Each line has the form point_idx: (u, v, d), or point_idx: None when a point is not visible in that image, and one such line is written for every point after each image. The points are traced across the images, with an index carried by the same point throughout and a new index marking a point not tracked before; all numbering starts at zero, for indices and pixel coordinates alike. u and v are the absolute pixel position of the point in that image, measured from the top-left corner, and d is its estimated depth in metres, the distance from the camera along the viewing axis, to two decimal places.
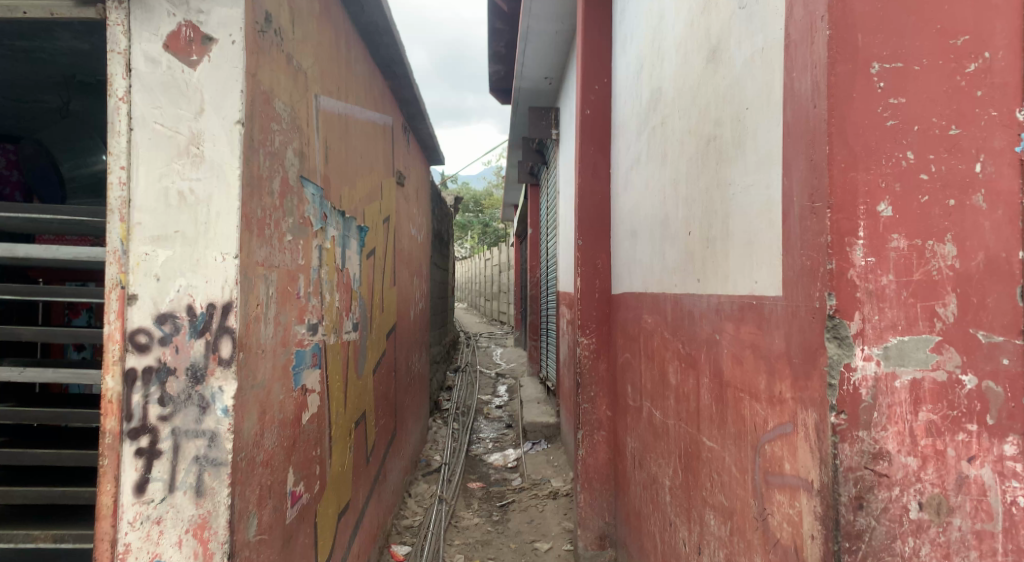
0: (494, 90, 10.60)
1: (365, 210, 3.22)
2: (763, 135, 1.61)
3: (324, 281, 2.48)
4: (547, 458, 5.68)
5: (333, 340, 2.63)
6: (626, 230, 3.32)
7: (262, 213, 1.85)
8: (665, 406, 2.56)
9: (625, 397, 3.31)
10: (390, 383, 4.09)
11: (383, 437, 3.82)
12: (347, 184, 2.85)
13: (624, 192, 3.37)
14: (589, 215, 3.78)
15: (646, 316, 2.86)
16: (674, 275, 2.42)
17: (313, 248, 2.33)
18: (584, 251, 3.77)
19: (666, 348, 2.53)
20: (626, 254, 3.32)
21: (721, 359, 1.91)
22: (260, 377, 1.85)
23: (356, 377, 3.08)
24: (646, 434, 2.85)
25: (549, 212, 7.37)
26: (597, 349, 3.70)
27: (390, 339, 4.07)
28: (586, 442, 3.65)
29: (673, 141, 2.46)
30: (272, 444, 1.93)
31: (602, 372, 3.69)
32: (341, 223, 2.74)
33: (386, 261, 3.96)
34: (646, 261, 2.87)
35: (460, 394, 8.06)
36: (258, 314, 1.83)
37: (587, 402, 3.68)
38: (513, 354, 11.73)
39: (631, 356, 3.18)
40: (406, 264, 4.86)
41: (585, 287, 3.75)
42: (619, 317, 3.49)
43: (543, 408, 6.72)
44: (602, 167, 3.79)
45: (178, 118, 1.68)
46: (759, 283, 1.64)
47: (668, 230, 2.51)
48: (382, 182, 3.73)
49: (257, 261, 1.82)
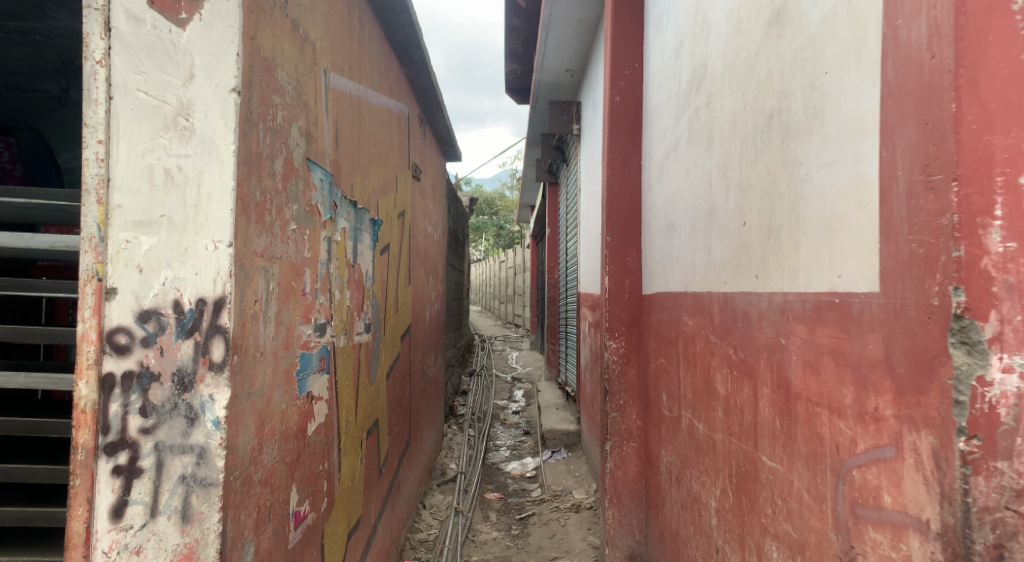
0: (511, 90, 10.41)
1: (378, 202, 3.02)
2: (850, 101, 1.36)
3: (333, 277, 2.27)
4: (568, 468, 5.43)
5: (343, 342, 2.41)
6: (661, 224, 3.08)
7: (261, 197, 1.64)
8: (709, 418, 2.29)
9: (659, 406, 3.05)
10: (404, 388, 3.86)
11: (397, 445, 3.61)
12: (360, 172, 2.65)
13: (657, 184, 3.13)
14: (619, 209, 3.53)
15: (686, 317, 2.61)
16: (723, 270, 2.17)
17: (321, 241, 2.12)
18: (611, 249, 3.52)
19: (712, 353, 2.27)
20: (661, 250, 3.07)
21: (787, 366, 1.65)
22: (258, 384, 1.63)
23: (369, 383, 2.86)
24: (686, 449, 2.59)
25: (569, 211, 7.14)
26: (625, 354, 3.45)
27: (404, 340, 3.86)
28: (615, 455, 3.39)
29: (721, 122, 2.22)
30: (272, 460, 1.70)
31: (632, 379, 3.44)
32: (353, 214, 2.53)
33: (401, 258, 3.76)
34: (686, 257, 2.62)
35: (476, 399, 7.83)
36: (256, 312, 1.61)
37: (615, 411, 3.43)
38: (529, 357, 11.48)
39: (667, 362, 2.93)
40: (421, 262, 4.65)
41: (614, 287, 3.50)
42: (652, 320, 3.23)
43: (562, 415, 6.47)
44: (632, 158, 3.54)
45: (164, 85, 1.48)
46: (845, 277, 1.39)
47: (715, 221, 2.26)
48: (398, 174, 3.53)
49: (256, 251, 1.61)
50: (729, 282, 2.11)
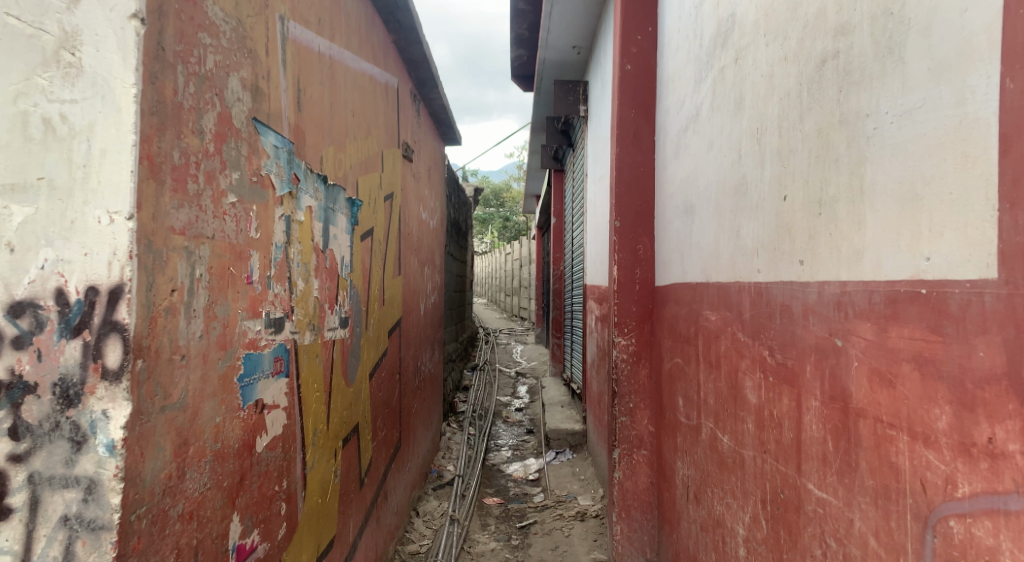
0: (517, 77, 10.03)
1: (357, 181, 2.68)
2: (948, 22, 1.02)
3: (294, 262, 1.94)
4: (573, 471, 5.12)
5: (309, 339, 2.08)
6: (677, 206, 2.73)
7: (181, 159, 1.31)
8: (737, 431, 1.95)
9: (674, 411, 2.72)
10: (392, 386, 3.55)
11: (383, 450, 3.28)
12: (332, 144, 2.31)
13: (674, 160, 2.77)
14: (629, 191, 3.18)
15: (708, 311, 2.26)
16: (755, 256, 1.82)
17: (275, 219, 1.79)
18: (619, 235, 3.17)
19: (741, 354, 1.92)
20: (677, 236, 2.72)
21: (844, 375, 1.30)
22: (177, 394, 1.30)
23: (346, 384, 2.54)
24: (706, 463, 2.25)
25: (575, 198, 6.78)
26: (635, 351, 3.11)
27: (393, 335, 3.54)
28: (624, 463, 3.06)
29: (754, 79, 1.86)
30: (200, 488, 1.37)
31: (643, 380, 3.10)
32: (322, 191, 2.19)
33: (390, 245, 3.43)
34: (709, 241, 2.26)
35: (478, 395, 7.52)
36: (172, 305, 1.28)
37: (624, 415, 3.09)
38: (534, 352, 11.15)
39: (684, 364, 2.59)
40: (414, 250, 4.31)
41: (623, 277, 3.15)
42: (666, 313, 2.89)
43: (567, 413, 6.15)
44: (644, 134, 3.19)
45: (42, 8, 1.14)
46: (934, 260, 1.04)
47: (745, 198, 1.91)
48: (383, 151, 3.19)
49: (171, 228, 1.28)
50: (763, 270, 1.77)
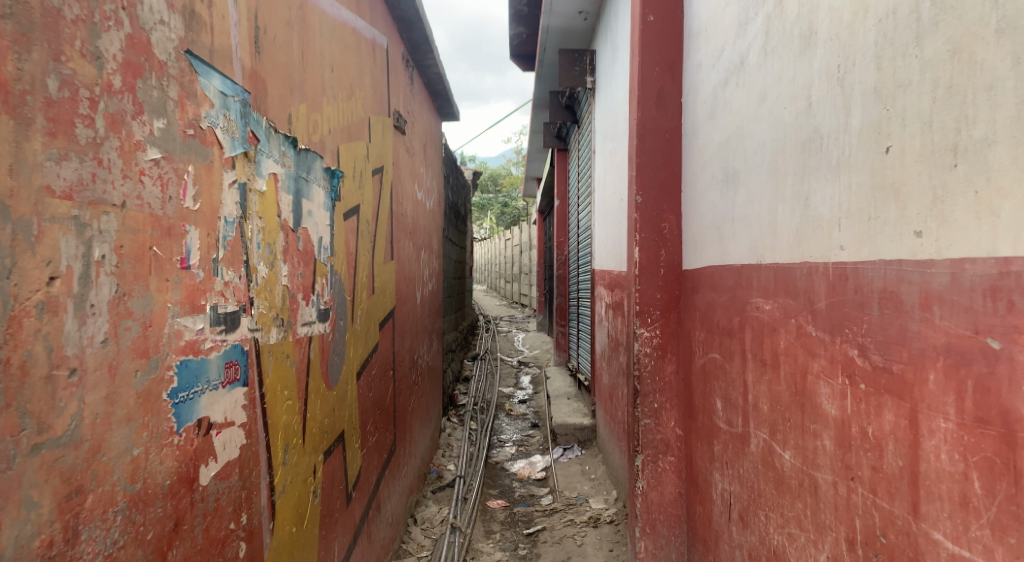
0: (516, 56, 9.57)
1: (339, 148, 2.29)
2: None
3: (253, 241, 1.55)
4: (583, 470, 4.78)
5: (276, 336, 1.70)
6: (714, 175, 2.33)
7: (70, 94, 0.93)
8: (806, 447, 1.58)
9: (710, 414, 2.35)
10: (385, 385, 3.18)
11: (376, 457, 2.92)
12: (304, 100, 1.91)
13: (711, 122, 2.37)
14: (652, 162, 2.78)
15: (760, 298, 1.88)
16: (836, 230, 1.44)
17: (227, 187, 1.40)
18: (641, 212, 2.77)
19: (815, 354, 1.55)
20: (715, 211, 2.33)
21: (1010, 392, 0.95)
22: (70, 426, 0.92)
23: (327, 388, 2.16)
24: (757, 480, 1.90)
25: (580, 178, 6.39)
26: (659, 344, 2.74)
27: (386, 328, 3.16)
28: (648, 471, 2.71)
29: (833, 4, 1.46)
30: (107, 553, 0.99)
31: (668, 377, 2.73)
32: (292, 155, 1.80)
33: (380, 227, 3.03)
34: (762, 214, 1.88)
35: (479, 387, 7.17)
36: (56, 302, 0.90)
37: (647, 417, 2.73)
38: (536, 340, 10.79)
39: (723, 361, 2.21)
40: (409, 234, 3.92)
41: (646, 259, 2.76)
42: (698, 301, 2.51)
43: (574, 406, 5.81)
44: (669, 95, 2.78)
45: None
46: None
47: (819, 156, 1.53)
48: (371, 118, 2.78)
49: (48, 188, 0.89)
50: (849, 247, 1.39)
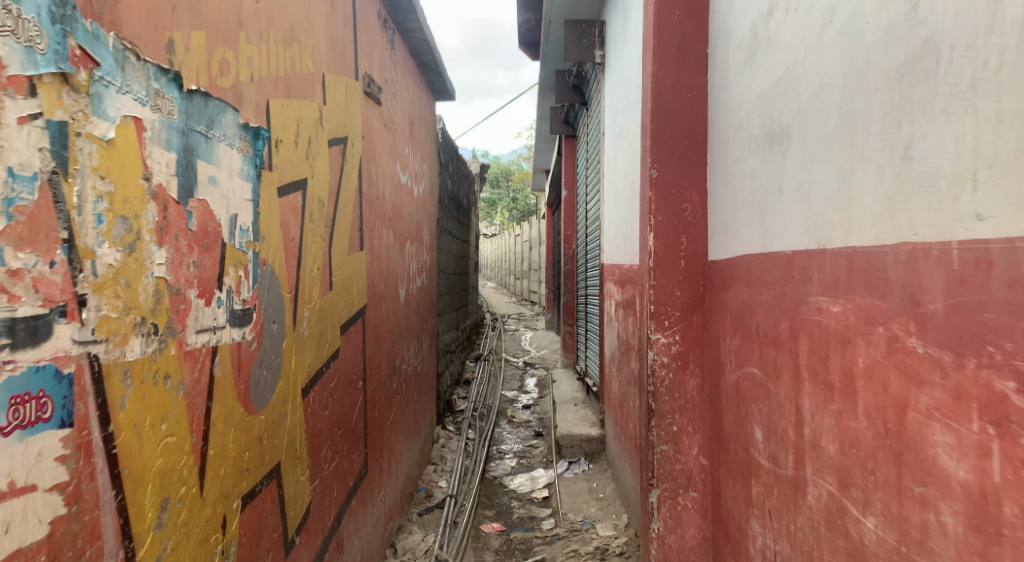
0: (523, 45, 9.07)
1: (268, 103, 1.79)
2: None
3: (85, 213, 1.06)
4: (589, 489, 4.27)
5: (138, 348, 1.21)
6: (752, 137, 1.80)
7: None
8: (905, 519, 1.05)
9: (746, 447, 1.83)
10: (351, 398, 2.69)
11: (336, 486, 2.44)
12: (197, 26, 1.41)
13: (749, 69, 1.83)
14: (671, 127, 2.25)
15: (823, 296, 1.35)
16: (968, 187, 0.92)
17: (12, 126, 0.92)
18: (658, 189, 2.25)
19: (919, 380, 1.02)
20: (753, 182, 1.80)
21: None
22: None
23: (245, 413, 1.67)
24: (816, 547, 1.37)
25: (589, 164, 5.87)
26: (679, 353, 2.22)
27: (351, 330, 2.68)
28: (665, 511, 2.20)
29: None
30: None
31: (690, 394, 2.22)
32: (172, 98, 1.32)
33: (341, 210, 2.53)
34: (829, 179, 1.35)
35: (479, 391, 6.68)
36: None
37: (665, 444, 2.22)
38: (544, 340, 10.28)
39: (767, 379, 1.69)
40: (389, 222, 3.44)
41: (663, 247, 2.24)
42: (730, 301, 1.98)
43: (582, 413, 5.30)
44: (692, 45, 2.25)
45: None
46: None
47: (929, 77, 1.00)
48: (324, 75, 2.29)
49: None
50: (999, 212, 0.86)
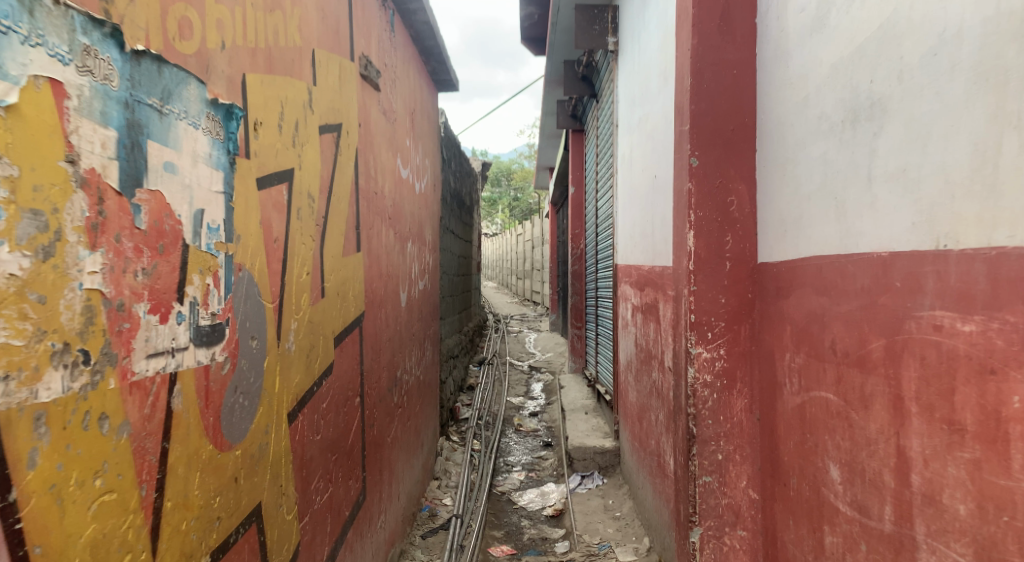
0: (527, 39, 8.76)
1: (245, 77, 1.50)
2: None
3: None
4: (605, 506, 3.98)
5: (60, 388, 0.90)
6: (825, 115, 1.51)
7: None
8: None
9: (816, 486, 1.55)
10: (347, 417, 2.40)
11: (331, 520, 2.16)
12: None
13: (819, 34, 1.54)
14: (715, 108, 1.96)
15: (943, 311, 1.09)
16: None
17: None
18: (698, 181, 1.97)
19: None
20: (827, 169, 1.51)
21: None
22: None
23: (219, 452, 1.37)
24: None
25: (600, 159, 5.57)
26: (724, 370, 1.93)
27: (348, 341, 2.39)
28: (709, 552, 1.93)
29: None
30: None
31: (737, 417, 1.93)
32: (111, 57, 1.00)
33: (335, 207, 2.24)
34: (956, 162, 1.06)
35: (484, 397, 6.39)
36: None
37: (708, 475, 1.94)
38: (549, 342, 9.99)
39: (848, 407, 1.41)
40: (389, 220, 3.15)
41: (705, 248, 1.95)
42: (792, 312, 1.69)
43: (594, 423, 5.01)
44: (738, 14, 1.95)
45: None
46: None
47: None
48: (315, 50, 1.99)
49: None
50: None
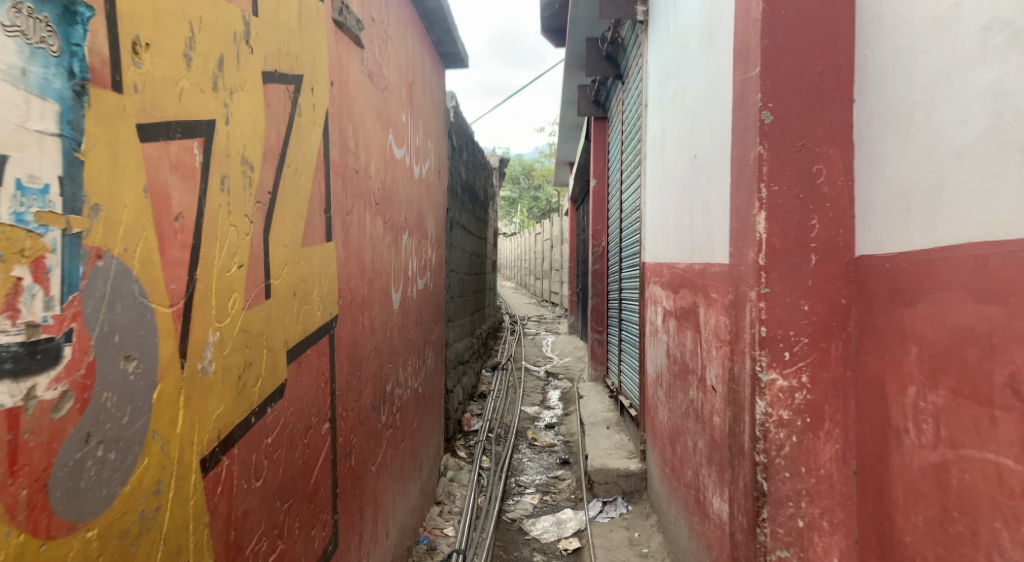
0: (547, 30, 8.26)
1: None
2: None
3: None
4: (631, 541, 3.43)
5: None
6: (991, 22, 0.98)
7: None
8: None
9: None
10: (308, 450, 1.90)
11: None
12: None
13: None
14: (797, 41, 1.41)
15: None
16: None
17: None
18: (771, 144, 1.42)
19: None
20: (991, 106, 0.98)
21: None
22: None
23: (42, 543, 0.88)
24: None
25: (626, 145, 5.02)
26: (808, 405, 1.38)
27: (310, 354, 1.90)
28: None
29: None
30: None
31: (828, 470, 1.36)
32: None
33: (289, 182, 1.76)
34: None
35: (496, 408, 5.88)
36: None
37: (785, 547, 1.40)
38: (568, 346, 9.44)
39: None
40: (376, 207, 2.65)
41: (780, 235, 1.41)
42: (919, 327, 1.13)
43: (617, 440, 4.46)
44: None
45: None
46: None
47: None
48: None
49: None
50: None
